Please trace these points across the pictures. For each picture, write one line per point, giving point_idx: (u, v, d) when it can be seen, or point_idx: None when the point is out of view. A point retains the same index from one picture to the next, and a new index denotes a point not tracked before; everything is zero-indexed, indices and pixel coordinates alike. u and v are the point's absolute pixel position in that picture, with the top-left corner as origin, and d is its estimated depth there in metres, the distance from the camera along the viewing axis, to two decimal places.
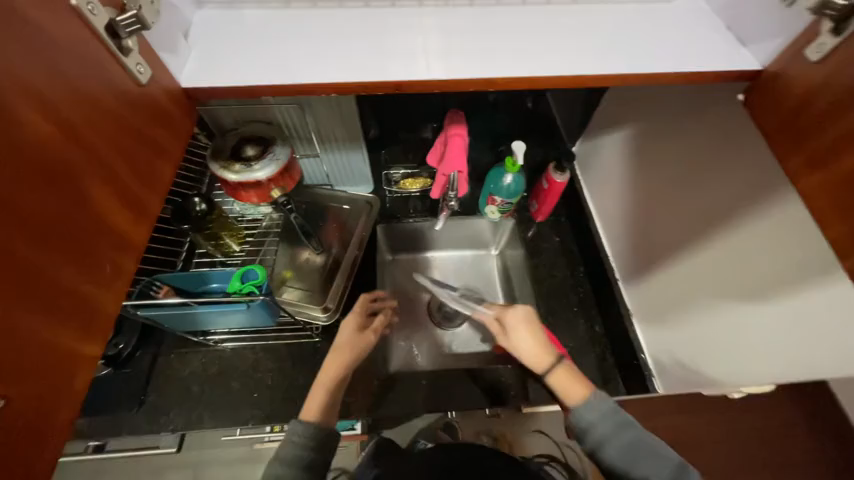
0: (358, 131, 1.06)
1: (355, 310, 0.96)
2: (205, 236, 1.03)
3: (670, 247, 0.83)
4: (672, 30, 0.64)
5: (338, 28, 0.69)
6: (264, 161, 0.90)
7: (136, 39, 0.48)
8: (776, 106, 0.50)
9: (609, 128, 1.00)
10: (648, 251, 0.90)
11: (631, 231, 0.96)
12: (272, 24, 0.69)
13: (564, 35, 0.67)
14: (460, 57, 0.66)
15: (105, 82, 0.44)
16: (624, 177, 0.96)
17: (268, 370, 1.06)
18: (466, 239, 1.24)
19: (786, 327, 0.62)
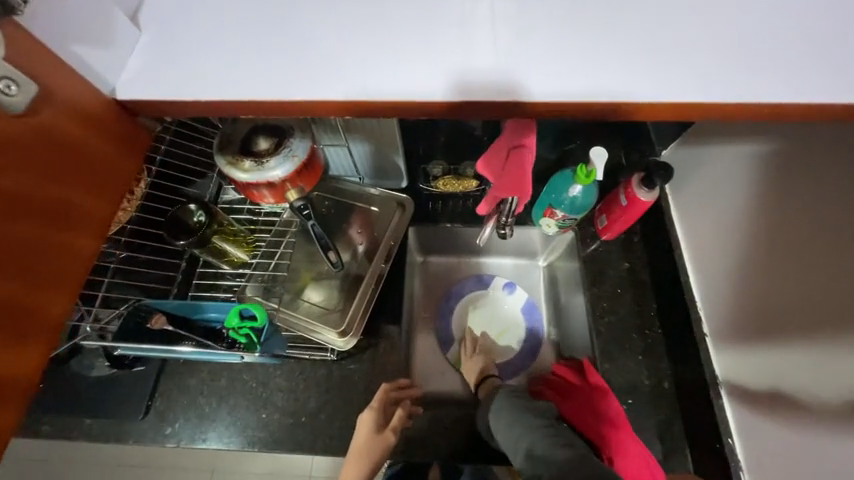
0: (393, 122, 0.84)
1: (373, 405, 0.81)
2: (205, 248, 0.79)
3: (789, 308, 0.66)
4: (816, 33, 0.52)
5: (396, 9, 0.54)
6: (278, 157, 0.74)
7: (8, 34, 0.37)
8: None
9: (722, 144, 0.82)
10: (757, 307, 0.73)
11: (731, 276, 0.79)
12: (314, 5, 0.54)
13: (685, 31, 0.53)
14: (534, 42, 0.52)
15: None
16: (734, 207, 0.79)
17: (277, 389, 0.88)
18: (513, 248, 1.11)
19: None
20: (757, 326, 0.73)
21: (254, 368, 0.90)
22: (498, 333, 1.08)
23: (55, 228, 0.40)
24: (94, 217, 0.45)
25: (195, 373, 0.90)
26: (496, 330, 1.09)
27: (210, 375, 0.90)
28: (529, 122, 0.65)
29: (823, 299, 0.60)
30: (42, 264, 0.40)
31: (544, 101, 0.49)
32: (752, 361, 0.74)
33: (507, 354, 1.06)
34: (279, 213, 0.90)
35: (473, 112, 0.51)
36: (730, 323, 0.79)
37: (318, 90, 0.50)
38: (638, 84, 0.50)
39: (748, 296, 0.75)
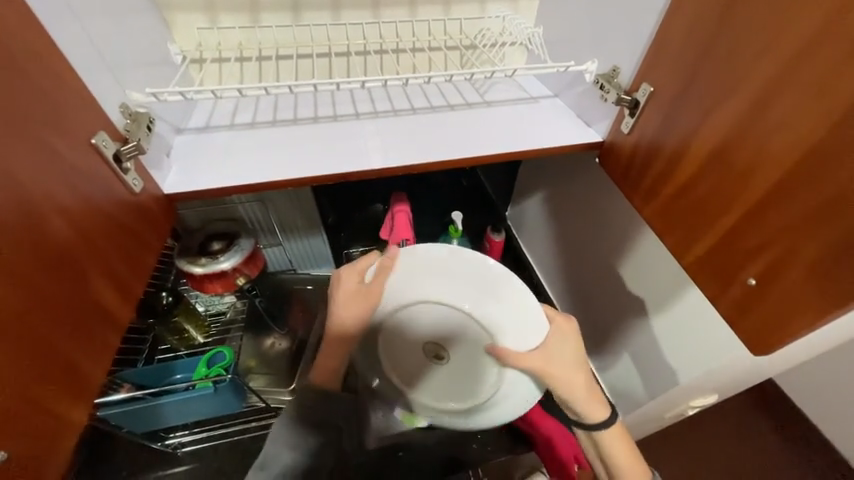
0: (316, 218, 1.18)
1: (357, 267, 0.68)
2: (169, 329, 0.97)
3: (619, 296, 0.95)
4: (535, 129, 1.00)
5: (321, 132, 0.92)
6: (229, 253, 1.00)
7: (134, 162, 0.52)
8: (624, 169, 0.69)
9: (528, 192, 1.24)
10: (584, 288, 1.07)
11: (567, 273, 1.13)
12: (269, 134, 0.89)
13: None
14: (393, 133, 0.80)
15: (15, 65, 0.36)
16: (548, 227, 1.17)
17: (232, 471, 0.96)
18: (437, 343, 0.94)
19: (683, 337, 0.78)
20: (589, 300, 1.07)
21: (219, 453, 0.98)
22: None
23: (117, 299, 0.46)
24: (100, 205, 0.44)
25: (154, 468, 0.95)
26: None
27: (175, 475, 0.95)
28: (402, 196, 1.03)
29: (605, 276, 0.98)
30: (43, 196, 0.37)
31: (402, 164, 0.75)
32: (602, 333, 1.04)
33: None
34: (223, 310, 1.11)
35: (363, 178, 0.74)
36: (578, 308, 1.12)
37: (244, 176, 0.68)
38: (479, 147, 0.78)
39: (578, 280, 1.09)
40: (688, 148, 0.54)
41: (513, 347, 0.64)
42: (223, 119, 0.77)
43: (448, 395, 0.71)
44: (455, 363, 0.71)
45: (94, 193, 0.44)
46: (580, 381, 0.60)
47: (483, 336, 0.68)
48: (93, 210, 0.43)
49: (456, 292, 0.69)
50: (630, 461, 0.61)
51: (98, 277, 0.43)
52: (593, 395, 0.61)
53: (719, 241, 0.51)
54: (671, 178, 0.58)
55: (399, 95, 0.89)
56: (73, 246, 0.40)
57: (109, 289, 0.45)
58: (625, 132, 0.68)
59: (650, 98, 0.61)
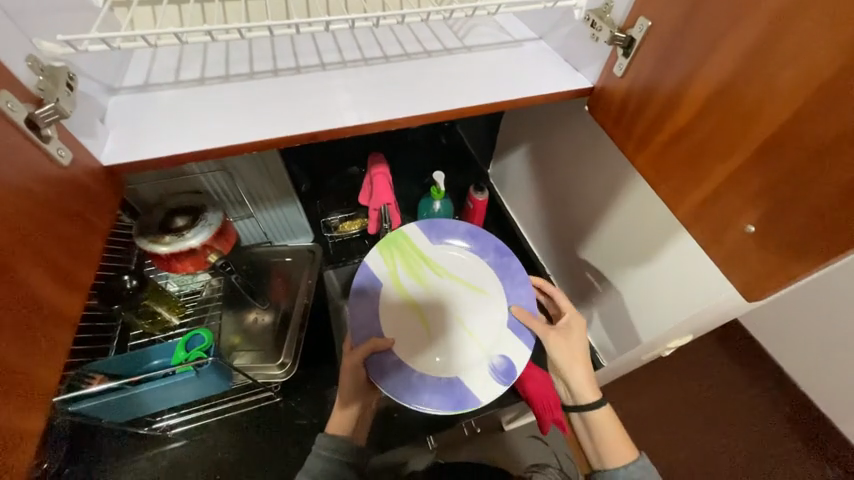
0: (288, 186, 1.10)
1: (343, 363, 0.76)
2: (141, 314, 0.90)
3: (604, 249, 0.95)
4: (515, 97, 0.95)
5: None
6: (195, 228, 0.92)
7: (57, 128, 0.43)
8: (616, 116, 0.64)
9: (511, 147, 1.19)
10: (568, 242, 1.07)
11: (552, 229, 1.12)
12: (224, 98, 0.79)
13: None
14: (365, 86, 0.72)
15: None
16: (532, 183, 1.14)
17: (228, 446, 0.96)
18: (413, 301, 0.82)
19: (667, 286, 0.80)
20: (573, 254, 1.07)
21: (211, 431, 0.97)
22: (427, 289, 0.83)
23: (61, 293, 0.40)
24: (17, 185, 0.37)
25: (144, 451, 0.93)
26: (458, 277, 0.84)
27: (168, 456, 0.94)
28: (379, 157, 0.96)
29: (589, 230, 0.98)
30: None
31: (379, 121, 0.67)
32: (587, 286, 1.06)
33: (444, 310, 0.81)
34: (199, 289, 1.05)
35: (336, 138, 0.66)
36: (562, 263, 1.12)
37: (197, 141, 0.60)
38: (461, 99, 0.72)
39: (563, 236, 1.08)
40: (685, 91, 0.50)
41: (441, 335, 0.79)
42: (164, 75, 0.66)
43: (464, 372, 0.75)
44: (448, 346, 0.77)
45: (6, 169, 0.36)
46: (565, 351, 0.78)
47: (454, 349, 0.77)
48: (9, 189, 0.36)
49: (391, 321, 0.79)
50: (617, 441, 0.75)
51: (33, 270, 0.37)
52: (587, 383, 0.77)
53: (715, 190, 0.49)
54: (667, 124, 0.54)
55: (368, 41, 0.79)
56: None
57: (49, 282, 0.38)
58: (618, 75, 0.63)
59: (646, 35, 0.55)
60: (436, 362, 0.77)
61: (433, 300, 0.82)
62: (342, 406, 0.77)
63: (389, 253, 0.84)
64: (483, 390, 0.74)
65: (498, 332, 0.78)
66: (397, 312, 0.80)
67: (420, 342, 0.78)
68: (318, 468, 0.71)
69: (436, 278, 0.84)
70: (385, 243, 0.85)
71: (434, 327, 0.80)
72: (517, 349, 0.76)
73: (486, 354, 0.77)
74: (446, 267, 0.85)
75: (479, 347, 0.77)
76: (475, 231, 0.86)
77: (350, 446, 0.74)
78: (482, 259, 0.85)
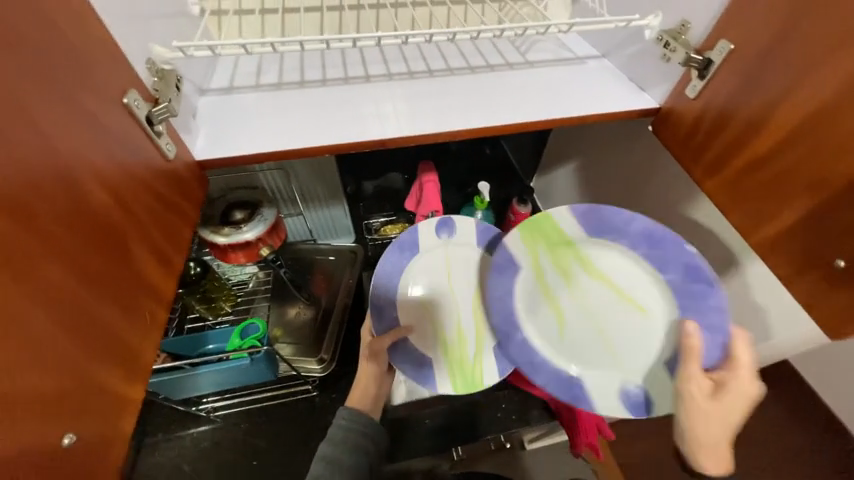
0: (337, 187, 1.14)
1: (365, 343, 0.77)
2: (198, 299, 0.97)
3: None
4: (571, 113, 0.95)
5: None
6: (252, 222, 0.97)
7: (165, 125, 0.48)
8: (685, 137, 0.63)
9: (559, 162, 1.18)
10: None
11: None
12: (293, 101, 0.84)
13: None
14: (429, 96, 0.74)
15: (51, 28, 0.32)
16: (579, 200, 1.12)
17: (264, 434, 0.99)
18: (440, 297, 0.83)
19: None
20: None
21: (251, 417, 1.01)
22: (573, 286, 0.65)
23: (161, 274, 0.43)
24: (136, 174, 0.41)
25: (187, 429, 0.98)
26: (609, 277, 0.65)
27: (208, 437, 0.98)
28: (430, 165, 0.98)
29: None
30: (88, 168, 0.34)
31: (442, 131, 0.69)
32: None
33: (583, 310, 0.65)
34: (246, 280, 1.10)
35: (400, 145, 0.68)
36: None
37: (274, 142, 0.64)
38: (521, 114, 0.72)
39: None
40: (768, 117, 0.49)
41: (576, 336, 0.63)
42: (246, 79, 0.71)
43: (596, 386, 0.59)
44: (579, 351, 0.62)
45: (128, 160, 0.40)
46: (715, 420, 0.49)
47: (587, 357, 0.61)
48: (130, 177, 0.40)
49: (509, 304, 0.65)
50: None
51: (142, 251, 0.40)
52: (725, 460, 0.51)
53: (799, 222, 0.47)
54: (745, 148, 0.52)
55: (433, 54, 0.82)
56: (117, 218, 0.37)
57: (153, 263, 0.42)
58: (690, 97, 0.61)
59: (727, 58, 0.54)
60: (564, 363, 0.62)
61: (570, 295, 0.65)
62: (363, 380, 0.73)
63: (529, 232, 0.66)
64: (610, 410, 0.58)
65: (654, 371, 0.59)
66: (526, 298, 0.65)
67: (550, 340, 0.63)
68: (339, 438, 0.69)
69: (587, 278, 0.65)
70: (526, 221, 0.67)
71: (566, 328, 0.63)
72: (666, 392, 0.58)
73: (626, 376, 0.59)
74: (605, 270, 0.65)
75: (619, 372, 0.60)
76: (659, 236, 0.63)
77: (370, 420, 0.70)
78: (645, 263, 0.63)
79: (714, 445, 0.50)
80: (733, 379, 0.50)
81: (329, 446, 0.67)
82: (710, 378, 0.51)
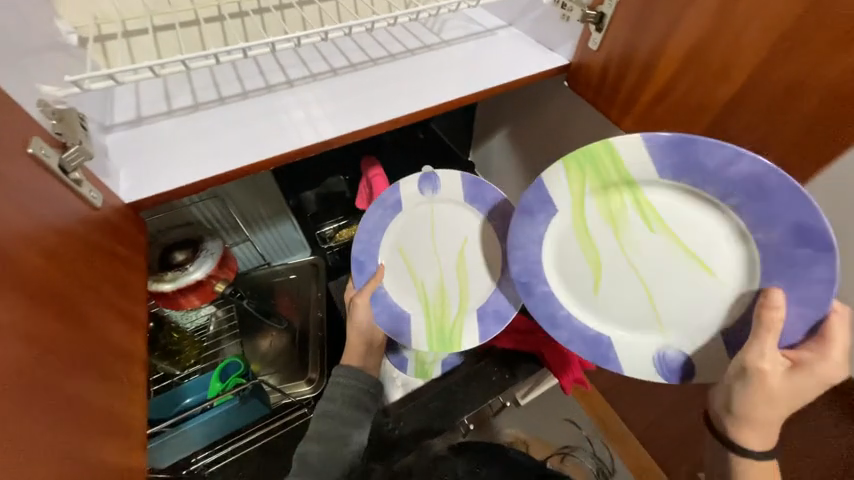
0: (281, 203, 1.09)
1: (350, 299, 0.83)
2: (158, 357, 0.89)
3: None
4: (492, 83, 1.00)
5: None
6: (198, 260, 0.90)
7: (82, 171, 0.43)
8: (597, 86, 0.70)
9: (491, 132, 1.24)
10: None
11: None
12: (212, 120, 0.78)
13: None
14: (358, 91, 0.73)
15: None
16: (516, 164, 1.20)
17: (269, 472, 0.94)
18: (423, 254, 0.84)
19: None
20: None
21: (250, 460, 0.95)
22: (622, 238, 0.58)
23: (128, 333, 0.40)
24: (68, 230, 0.36)
25: None
26: (678, 236, 0.55)
27: None
28: (372, 160, 0.98)
29: None
30: (14, 234, 0.30)
31: (380, 122, 0.69)
32: None
33: (630, 270, 0.59)
34: (205, 323, 1.01)
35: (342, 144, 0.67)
36: None
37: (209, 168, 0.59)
38: (451, 92, 0.75)
39: None
40: (660, 55, 0.57)
41: (614, 291, 0.61)
42: (156, 107, 0.65)
43: (635, 328, 0.62)
44: (620, 301, 0.61)
45: (55, 216, 0.35)
46: (781, 396, 0.47)
47: (626, 307, 0.62)
48: (63, 235, 0.35)
49: (570, 253, 0.62)
50: None
51: (101, 312, 0.37)
52: (769, 434, 0.51)
53: (700, 139, 0.56)
54: (648, 86, 0.60)
55: (351, 48, 0.81)
56: (63, 281, 0.33)
57: (116, 323, 0.38)
58: (593, 50, 0.68)
59: (617, 9, 0.61)
60: (601, 315, 0.64)
61: (612, 255, 0.60)
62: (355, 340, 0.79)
63: (577, 171, 0.56)
64: (631, 364, 0.63)
65: (701, 326, 0.58)
66: (565, 252, 0.62)
67: (589, 292, 0.63)
68: (338, 393, 0.74)
69: (642, 231, 0.57)
70: (578, 156, 0.55)
71: (610, 282, 0.61)
72: (709, 357, 0.58)
73: (662, 335, 0.61)
74: (671, 219, 0.55)
75: (655, 328, 0.61)
76: (765, 181, 0.46)
77: (357, 374, 0.75)
78: (741, 223, 0.51)
79: (765, 426, 0.50)
80: (819, 361, 0.45)
81: (326, 402, 0.74)
82: (785, 355, 0.48)
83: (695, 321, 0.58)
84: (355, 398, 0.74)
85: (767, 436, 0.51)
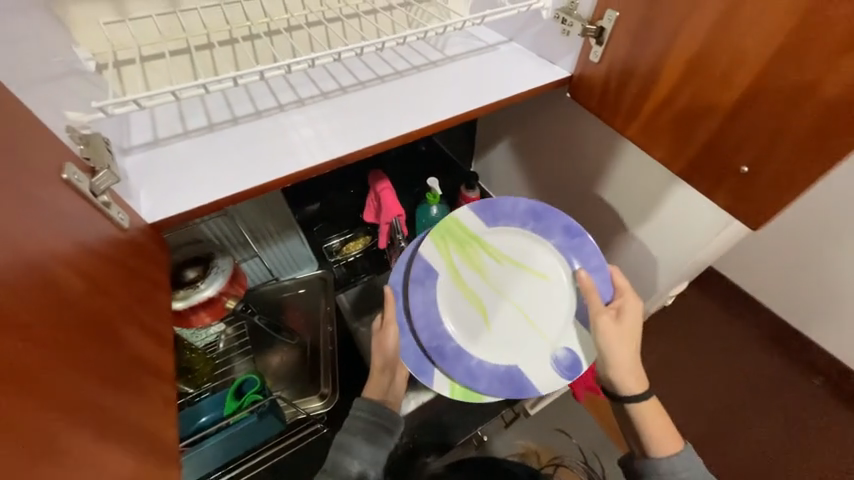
0: (289, 218, 1.10)
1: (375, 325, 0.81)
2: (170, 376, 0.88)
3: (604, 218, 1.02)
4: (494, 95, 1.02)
5: None
6: (209, 277, 0.90)
7: (110, 194, 0.44)
8: (599, 96, 0.72)
9: (492, 143, 1.27)
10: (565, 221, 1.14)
11: None
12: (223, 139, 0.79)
13: None
14: (367, 108, 0.75)
15: None
16: (519, 173, 1.22)
17: None
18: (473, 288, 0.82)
19: (669, 235, 0.88)
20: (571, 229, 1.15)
21: None
22: (488, 279, 0.81)
23: (157, 352, 0.40)
24: (100, 252, 0.37)
25: None
26: (517, 261, 0.81)
27: None
28: (379, 174, 0.99)
29: (583, 203, 1.06)
30: (53, 258, 0.31)
31: (390, 137, 0.71)
32: None
33: (499, 300, 0.81)
34: (215, 340, 1.01)
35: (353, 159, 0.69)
36: None
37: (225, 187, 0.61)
38: (457, 106, 0.77)
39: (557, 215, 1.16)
40: (661, 66, 0.59)
41: (499, 325, 0.80)
42: (171, 129, 0.67)
43: (531, 353, 0.79)
44: (505, 333, 0.80)
45: (87, 239, 0.36)
46: (622, 340, 0.72)
47: (511, 338, 0.80)
48: (96, 257, 0.36)
49: (458, 307, 0.80)
50: (663, 434, 0.71)
51: (134, 332, 0.37)
52: (633, 374, 0.72)
53: (704, 145, 0.58)
54: (649, 95, 0.62)
55: (358, 66, 0.83)
56: (99, 303, 0.34)
57: (147, 342, 0.39)
58: (594, 62, 0.71)
59: (616, 23, 0.63)
60: (498, 350, 0.79)
61: (487, 294, 0.81)
62: (378, 371, 0.80)
63: (442, 239, 0.81)
64: (544, 381, 0.78)
65: (567, 325, 0.78)
66: (454, 304, 0.81)
67: (483, 331, 0.80)
68: (357, 427, 0.73)
69: (496, 267, 0.81)
70: (438, 232, 0.81)
71: (493, 320, 0.80)
72: (586, 342, 0.77)
73: (551, 346, 0.78)
74: (506, 252, 0.82)
75: (541, 341, 0.79)
76: (543, 213, 0.80)
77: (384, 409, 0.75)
78: (548, 242, 0.81)
79: (630, 367, 0.72)
80: (626, 302, 0.74)
81: (345, 433, 0.73)
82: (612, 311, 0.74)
83: (558, 324, 0.79)
84: (374, 433, 0.73)
85: (634, 373, 0.72)
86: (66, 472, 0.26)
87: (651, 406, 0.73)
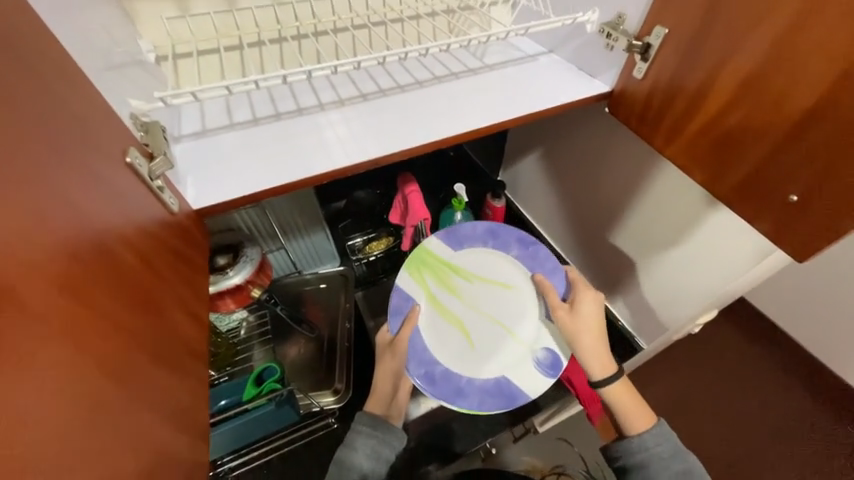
0: (317, 214, 1.12)
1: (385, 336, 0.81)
2: None
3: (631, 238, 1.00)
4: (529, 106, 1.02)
5: None
6: (238, 265, 0.93)
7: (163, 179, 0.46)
8: (640, 113, 0.71)
9: (522, 154, 1.26)
10: (592, 238, 1.12)
11: (572, 226, 1.17)
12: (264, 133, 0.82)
13: None
14: (404, 111, 0.77)
15: (56, 98, 0.30)
16: (547, 186, 1.20)
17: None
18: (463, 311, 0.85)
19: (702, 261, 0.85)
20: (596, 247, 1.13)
21: None
22: (463, 299, 0.83)
23: (194, 332, 0.42)
24: (153, 233, 0.39)
25: None
26: (485, 277, 0.85)
27: None
28: (408, 177, 1.00)
29: (611, 221, 1.04)
30: (114, 233, 0.33)
31: (425, 142, 0.72)
32: (612, 276, 1.11)
33: (478, 316, 0.82)
34: (237, 327, 1.04)
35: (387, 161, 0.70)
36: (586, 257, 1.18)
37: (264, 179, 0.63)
38: (493, 115, 0.77)
39: (584, 231, 1.14)
40: (711, 86, 0.57)
41: (482, 340, 0.81)
42: (218, 120, 0.70)
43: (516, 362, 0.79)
44: (489, 349, 0.80)
45: (143, 219, 0.38)
46: (581, 327, 0.73)
47: (497, 353, 0.80)
48: (149, 236, 0.38)
49: (442, 331, 0.81)
50: (636, 409, 0.70)
51: (176, 311, 0.39)
52: (599, 357, 0.72)
53: (752, 170, 0.56)
54: (695, 115, 0.61)
55: (397, 70, 0.85)
56: (149, 280, 0.36)
57: (186, 321, 0.41)
58: (637, 78, 0.70)
59: (664, 40, 0.62)
60: (483, 365, 0.79)
61: (466, 312, 0.82)
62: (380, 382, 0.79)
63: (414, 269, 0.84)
64: (531, 384, 0.78)
65: (540, 327, 0.80)
66: (437, 330, 0.81)
67: (468, 350, 0.80)
68: (358, 442, 0.72)
69: (468, 286, 0.84)
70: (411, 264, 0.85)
71: (476, 337, 0.81)
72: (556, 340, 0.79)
73: (529, 348, 0.80)
74: (473, 270, 0.85)
75: (523, 348, 0.80)
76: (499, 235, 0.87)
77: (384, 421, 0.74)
78: (508, 254, 0.86)
79: (595, 352, 0.73)
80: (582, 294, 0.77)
81: (346, 449, 0.72)
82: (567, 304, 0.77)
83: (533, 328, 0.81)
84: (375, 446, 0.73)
85: (599, 354, 0.72)
86: (107, 440, 0.27)
87: (623, 388, 0.72)
